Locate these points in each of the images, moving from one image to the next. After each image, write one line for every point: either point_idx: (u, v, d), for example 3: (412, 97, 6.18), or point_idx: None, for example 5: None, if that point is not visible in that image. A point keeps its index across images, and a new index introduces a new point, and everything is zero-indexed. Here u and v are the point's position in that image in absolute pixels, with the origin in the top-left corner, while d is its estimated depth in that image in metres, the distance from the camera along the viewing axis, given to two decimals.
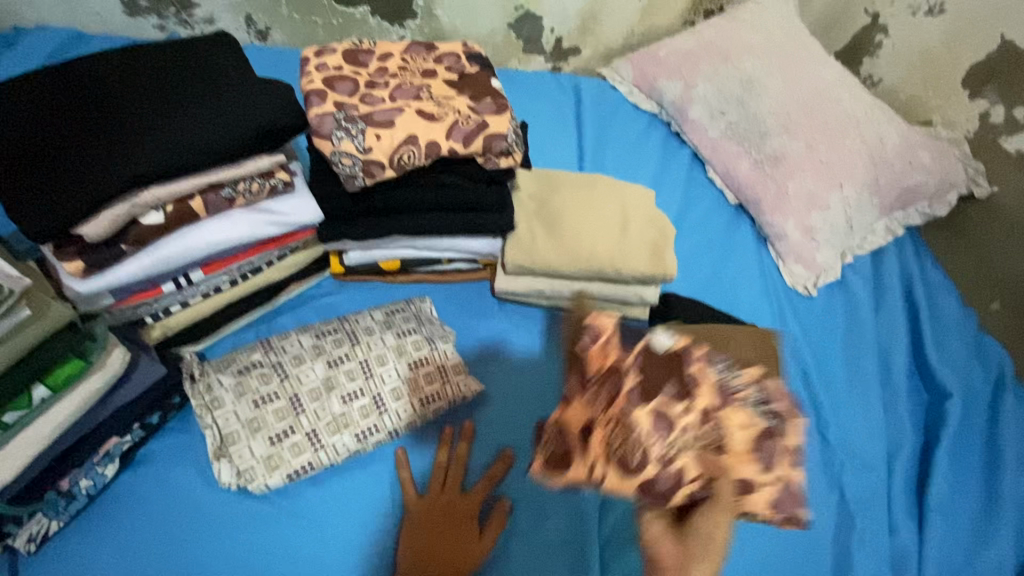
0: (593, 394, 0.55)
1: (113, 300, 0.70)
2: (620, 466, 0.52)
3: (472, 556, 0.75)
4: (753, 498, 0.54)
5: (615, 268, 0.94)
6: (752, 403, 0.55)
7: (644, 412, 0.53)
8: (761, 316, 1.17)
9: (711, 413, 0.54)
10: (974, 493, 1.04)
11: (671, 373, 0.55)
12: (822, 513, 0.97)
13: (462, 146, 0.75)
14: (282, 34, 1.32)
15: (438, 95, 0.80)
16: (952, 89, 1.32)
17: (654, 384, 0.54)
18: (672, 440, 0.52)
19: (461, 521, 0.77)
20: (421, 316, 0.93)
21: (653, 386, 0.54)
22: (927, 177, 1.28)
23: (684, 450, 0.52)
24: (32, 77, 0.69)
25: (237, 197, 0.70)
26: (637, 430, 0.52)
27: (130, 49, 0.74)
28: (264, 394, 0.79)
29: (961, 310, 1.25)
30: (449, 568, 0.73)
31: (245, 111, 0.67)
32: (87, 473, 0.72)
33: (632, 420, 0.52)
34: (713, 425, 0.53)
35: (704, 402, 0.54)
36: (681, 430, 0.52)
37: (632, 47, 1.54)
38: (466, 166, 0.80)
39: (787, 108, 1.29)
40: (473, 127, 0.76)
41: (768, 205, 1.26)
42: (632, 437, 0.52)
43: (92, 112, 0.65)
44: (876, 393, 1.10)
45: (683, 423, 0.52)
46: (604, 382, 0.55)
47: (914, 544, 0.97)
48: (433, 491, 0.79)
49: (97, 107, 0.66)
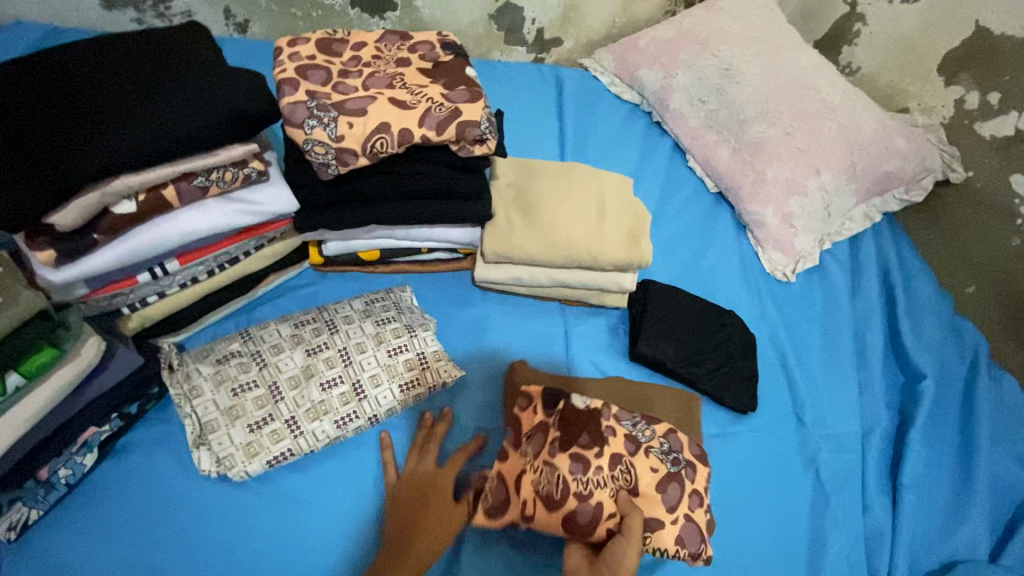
0: (526, 447, 0.79)
1: (87, 290, 0.70)
2: (547, 503, 0.74)
3: (452, 524, 0.77)
4: (661, 535, 0.76)
5: (592, 255, 0.95)
6: (657, 454, 0.80)
7: (563, 455, 0.76)
8: (739, 302, 1.19)
9: (620, 458, 0.78)
10: (947, 473, 1.06)
11: (588, 423, 0.79)
12: (798, 492, 0.99)
13: (434, 133, 0.75)
14: (261, 27, 1.31)
15: (412, 83, 0.80)
16: (928, 75, 1.34)
17: (573, 433, 0.78)
18: (586, 479, 0.75)
19: (438, 494, 0.79)
20: (401, 305, 0.94)
21: (569, 435, 0.77)
22: (903, 163, 1.29)
23: (598, 491, 0.75)
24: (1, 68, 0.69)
25: (211, 186, 0.71)
26: (559, 471, 0.75)
27: (101, 40, 0.74)
28: (243, 382, 0.81)
29: (937, 294, 1.27)
30: (429, 536, 0.75)
31: (217, 98, 0.67)
32: (65, 462, 0.72)
33: (555, 464, 0.76)
34: (622, 468, 0.77)
35: (612, 446, 0.78)
36: (593, 472, 0.75)
37: (613, 38, 1.55)
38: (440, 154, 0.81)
39: (765, 96, 1.30)
40: (445, 115, 0.76)
41: (747, 192, 1.27)
42: (554, 477, 0.75)
43: (61, 101, 0.65)
44: (851, 375, 1.12)
45: (596, 463, 0.76)
46: (535, 437, 0.79)
47: (888, 521, 0.99)
48: (410, 466, 0.81)
49: (67, 96, 0.66)
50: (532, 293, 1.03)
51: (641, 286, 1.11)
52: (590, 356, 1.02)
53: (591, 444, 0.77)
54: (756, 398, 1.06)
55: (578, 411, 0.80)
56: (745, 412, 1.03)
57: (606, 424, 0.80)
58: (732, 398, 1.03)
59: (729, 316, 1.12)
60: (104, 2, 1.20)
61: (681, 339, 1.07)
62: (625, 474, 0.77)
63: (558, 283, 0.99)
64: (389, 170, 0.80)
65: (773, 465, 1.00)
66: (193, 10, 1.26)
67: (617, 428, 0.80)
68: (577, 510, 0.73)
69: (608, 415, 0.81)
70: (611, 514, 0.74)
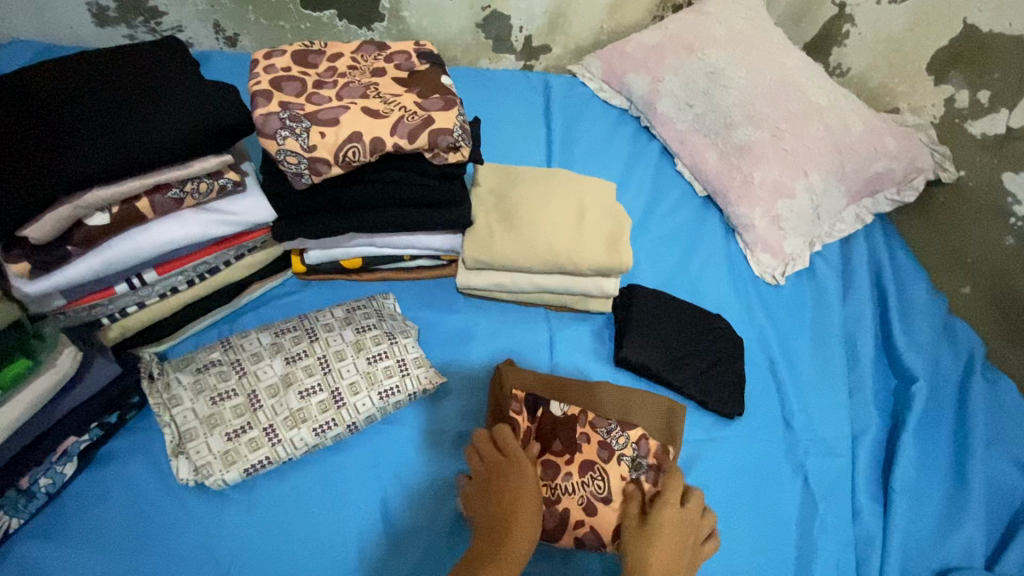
0: None
1: (64, 301, 0.71)
2: None
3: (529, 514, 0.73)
4: None
5: (572, 261, 0.95)
6: (629, 461, 0.84)
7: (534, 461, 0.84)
8: (727, 305, 1.18)
9: (590, 465, 0.83)
10: (940, 477, 1.04)
11: (561, 432, 0.85)
12: (786, 498, 0.97)
13: (406, 141, 0.76)
14: (251, 40, 1.33)
15: (386, 93, 0.81)
16: (917, 74, 1.33)
17: (547, 440, 0.86)
18: (555, 485, 0.83)
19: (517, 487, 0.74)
20: (383, 312, 0.94)
21: (544, 442, 0.85)
22: (893, 163, 1.28)
23: (565, 498, 0.82)
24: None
25: (185, 198, 0.71)
26: None
27: (74, 58, 0.75)
28: (222, 391, 0.81)
29: (930, 295, 1.25)
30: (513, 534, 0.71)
31: (192, 112, 0.68)
32: (46, 472, 0.73)
33: None
34: (591, 474, 0.83)
35: (585, 453, 0.84)
36: (563, 478, 0.83)
37: (602, 44, 1.55)
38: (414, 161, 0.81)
39: (752, 98, 1.30)
40: (417, 124, 0.77)
41: (734, 195, 1.27)
42: None
43: (33, 118, 0.67)
44: (840, 378, 1.11)
45: (566, 469, 0.83)
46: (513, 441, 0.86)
47: (878, 527, 0.97)
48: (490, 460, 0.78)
49: (38, 113, 0.67)
50: (514, 299, 1.03)
51: (625, 291, 1.11)
52: (575, 361, 1.01)
53: (563, 450, 0.84)
54: (744, 402, 1.05)
55: (555, 418, 0.87)
56: (731, 416, 1.02)
57: (580, 431, 0.85)
58: (718, 403, 1.02)
59: (717, 320, 1.11)
60: (96, 19, 1.23)
61: (667, 343, 1.06)
62: (597, 483, 0.82)
63: (540, 288, 0.99)
64: (364, 180, 0.81)
65: (761, 469, 0.99)
66: (183, 25, 1.28)
67: (592, 435, 0.85)
68: (544, 514, 0.81)
69: (583, 423, 0.86)
70: (579, 521, 0.81)
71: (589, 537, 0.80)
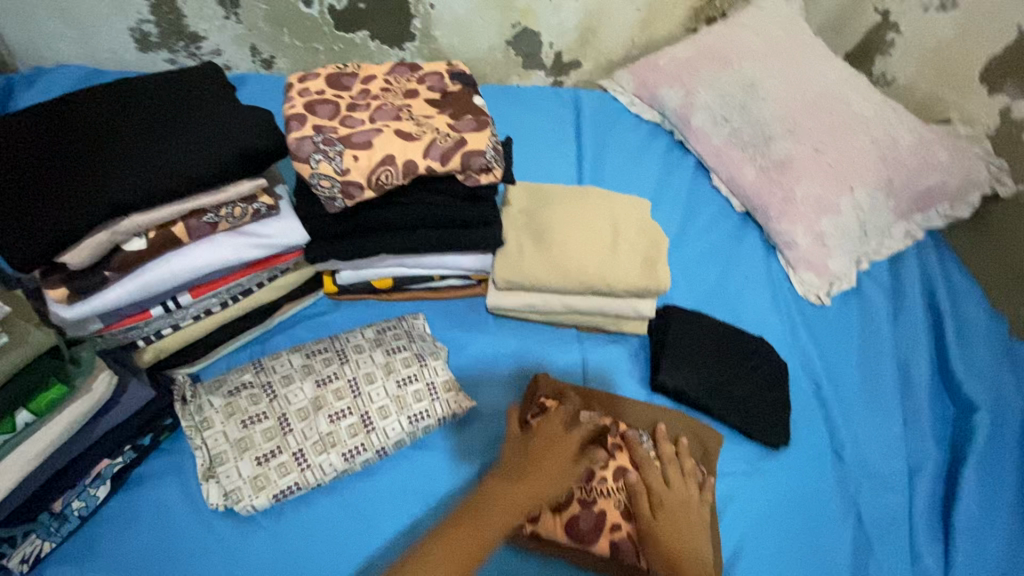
0: None
1: (101, 325, 0.72)
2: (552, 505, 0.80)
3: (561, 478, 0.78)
4: None
5: (606, 282, 0.92)
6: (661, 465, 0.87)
7: None
8: (769, 327, 1.12)
9: (626, 471, 0.84)
10: (1010, 516, 0.95)
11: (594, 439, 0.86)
12: (838, 536, 0.91)
13: (439, 164, 0.75)
14: (286, 62, 1.36)
15: (418, 114, 0.81)
16: (968, 84, 1.26)
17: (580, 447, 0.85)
18: (590, 488, 0.82)
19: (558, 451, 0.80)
20: (412, 333, 0.93)
21: None
22: (946, 177, 1.21)
23: (601, 500, 0.81)
24: (17, 118, 0.72)
25: (220, 222, 0.72)
26: None
27: (113, 86, 0.77)
28: (253, 414, 0.81)
29: (989, 316, 1.17)
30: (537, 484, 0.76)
31: (227, 137, 0.69)
32: (80, 494, 0.74)
33: None
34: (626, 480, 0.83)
35: (621, 460, 0.85)
36: (597, 481, 0.83)
37: (634, 58, 1.52)
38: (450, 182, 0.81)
39: (792, 111, 1.25)
40: (449, 146, 0.76)
41: (775, 211, 1.22)
42: None
43: (74, 145, 0.68)
44: (894, 406, 1.04)
45: (601, 474, 0.83)
46: None
47: (939, 569, 0.90)
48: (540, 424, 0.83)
49: (79, 141, 0.68)
50: (546, 320, 1.00)
51: (661, 312, 1.07)
52: (610, 386, 0.97)
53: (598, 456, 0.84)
54: (790, 432, 0.99)
55: None
56: (776, 446, 0.96)
57: (614, 440, 0.87)
58: (762, 432, 0.97)
59: (759, 343, 1.05)
60: (139, 44, 1.27)
61: (706, 367, 1.01)
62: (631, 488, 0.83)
63: (573, 309, 0.96)
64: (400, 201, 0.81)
65: (809, 502, 0.93)
66: (222, 49, 1.31)
67: (625, 443, 0.87)
68: (580, 516, 0.80)
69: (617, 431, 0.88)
70: (615, 525, 0.79)
71: (625, 542, 0.78)
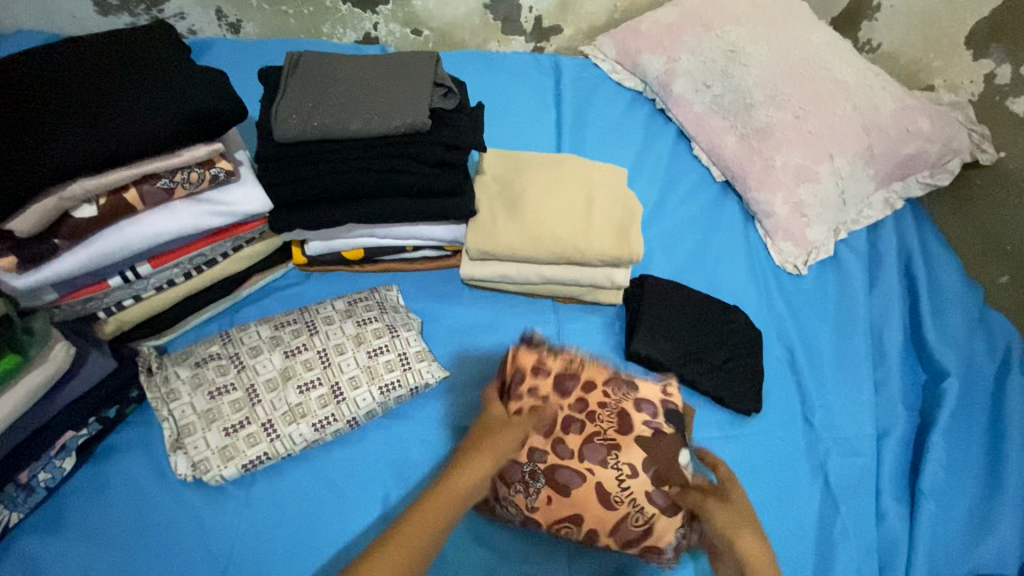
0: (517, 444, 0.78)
1: (57, 294, 0.71)
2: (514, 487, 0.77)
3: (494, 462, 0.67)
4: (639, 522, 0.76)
5: (578, 251, 0.91)
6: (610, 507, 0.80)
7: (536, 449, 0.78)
8: (745, 298, 1.12)
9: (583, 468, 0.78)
10: (974, 475, 0.97)
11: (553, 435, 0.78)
12: (804, 498, 0.93)
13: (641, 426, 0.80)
14: (254, 27, 1.31)
15: (389, 100, 0.80)
16: (953, 49, 1.23)
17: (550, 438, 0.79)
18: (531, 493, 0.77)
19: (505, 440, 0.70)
20: (385, 304, 0.92)
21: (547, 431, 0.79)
22: (927, 145, 1.19)
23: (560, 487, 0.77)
24: None
25: (176, 187, 0.70)
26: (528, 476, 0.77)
27: (34, 54, 0.73)
28: (221, 385, 0.81)
29: (965, 285, 1.17)
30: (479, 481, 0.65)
31: (182, 99, 0.66)
32: (45, 466, 0.74)
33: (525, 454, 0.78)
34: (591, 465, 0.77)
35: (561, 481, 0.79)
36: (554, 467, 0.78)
37: (617, 23, 1.48)
38: (414, 121, 0.78)
39: (773, 78, 1.23)
40: (628, 389, 0.83)
41: (754, 179, 1.20)
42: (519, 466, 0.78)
43: (2, 114, 0.64)
44: (866, 375, 1.05)
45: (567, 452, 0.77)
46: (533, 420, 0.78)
47: (904, 531, 0.92)
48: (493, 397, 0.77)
49: (9, 106, 0.65)
50: (521, 291, 0.99)
51: (638, 281, 1.06)
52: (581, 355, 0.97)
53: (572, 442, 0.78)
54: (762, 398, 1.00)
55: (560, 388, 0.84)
56: (750, 412, 0.98)
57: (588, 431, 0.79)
58: (735, 398, 0.98)
59: (735, 311, 1.05)
60: (99, 8, 1.21)
61: (680, 336, 1.02)
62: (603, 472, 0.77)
63: (546, 280, 0.95)
64: (365, 117, 0.79)
65: (774, 469, 0.94)
66: (186, 12, 1.26)
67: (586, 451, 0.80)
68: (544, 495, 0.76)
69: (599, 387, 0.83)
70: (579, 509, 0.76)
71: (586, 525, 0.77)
